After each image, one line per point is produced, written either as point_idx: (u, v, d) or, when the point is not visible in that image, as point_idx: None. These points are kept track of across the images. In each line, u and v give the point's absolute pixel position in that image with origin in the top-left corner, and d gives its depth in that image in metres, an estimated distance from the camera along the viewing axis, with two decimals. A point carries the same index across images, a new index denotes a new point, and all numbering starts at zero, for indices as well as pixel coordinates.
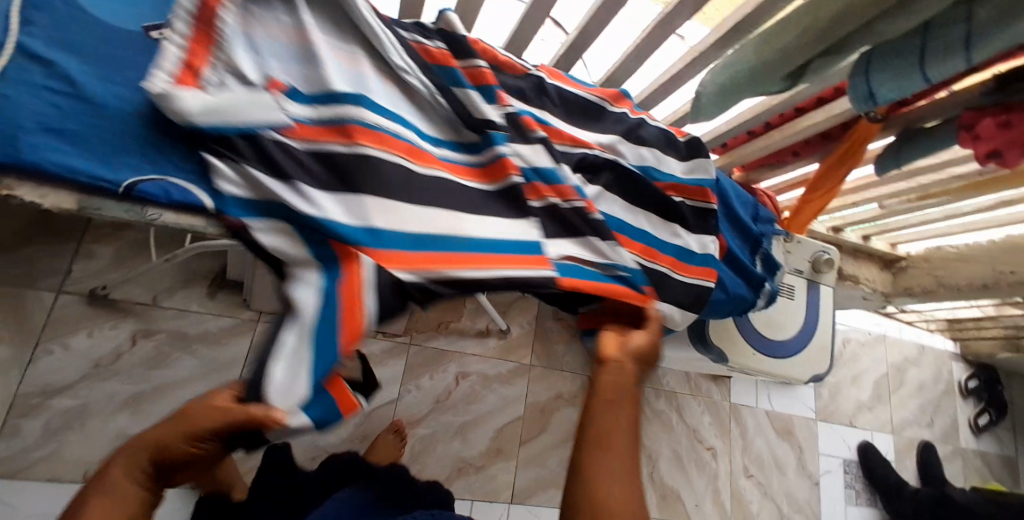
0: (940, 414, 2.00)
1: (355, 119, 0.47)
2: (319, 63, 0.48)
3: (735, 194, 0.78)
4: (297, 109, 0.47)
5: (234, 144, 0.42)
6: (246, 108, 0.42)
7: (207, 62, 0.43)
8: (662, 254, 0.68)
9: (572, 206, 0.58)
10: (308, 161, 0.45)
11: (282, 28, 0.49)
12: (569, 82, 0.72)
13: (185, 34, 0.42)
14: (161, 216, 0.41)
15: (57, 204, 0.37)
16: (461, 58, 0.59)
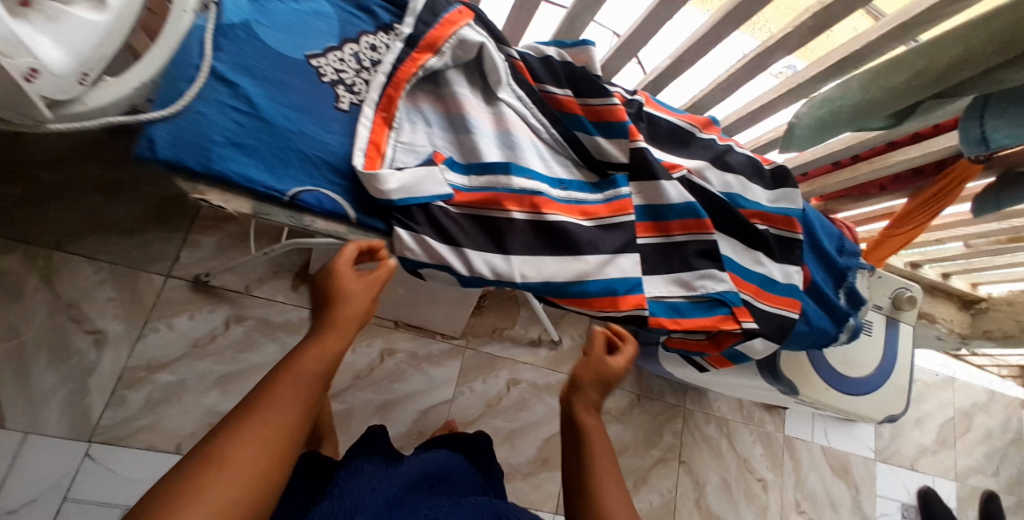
0: (1011, 466, 1.86)
1: (503, 188, 0.55)
2: (472, 136, 0.55)
3: (821, 225, 0.77)
4: (455, 176, 0.54)
5: (415, 218, 0.50)
6: (425, 183, 0.50)
7: (386, 140, 0.50)
8: (746, 281, 0.69)
9: (670, 240, 0.66)
10: (465, 223, 0.53)
11: (440, 102, 0.57)
12: (661, 108, 0.72)
13: (370, 116, 0.49)
14: (314, 223, 0.47)
15: (237, 208, 0.44)
16: (593, 96, 0.62)
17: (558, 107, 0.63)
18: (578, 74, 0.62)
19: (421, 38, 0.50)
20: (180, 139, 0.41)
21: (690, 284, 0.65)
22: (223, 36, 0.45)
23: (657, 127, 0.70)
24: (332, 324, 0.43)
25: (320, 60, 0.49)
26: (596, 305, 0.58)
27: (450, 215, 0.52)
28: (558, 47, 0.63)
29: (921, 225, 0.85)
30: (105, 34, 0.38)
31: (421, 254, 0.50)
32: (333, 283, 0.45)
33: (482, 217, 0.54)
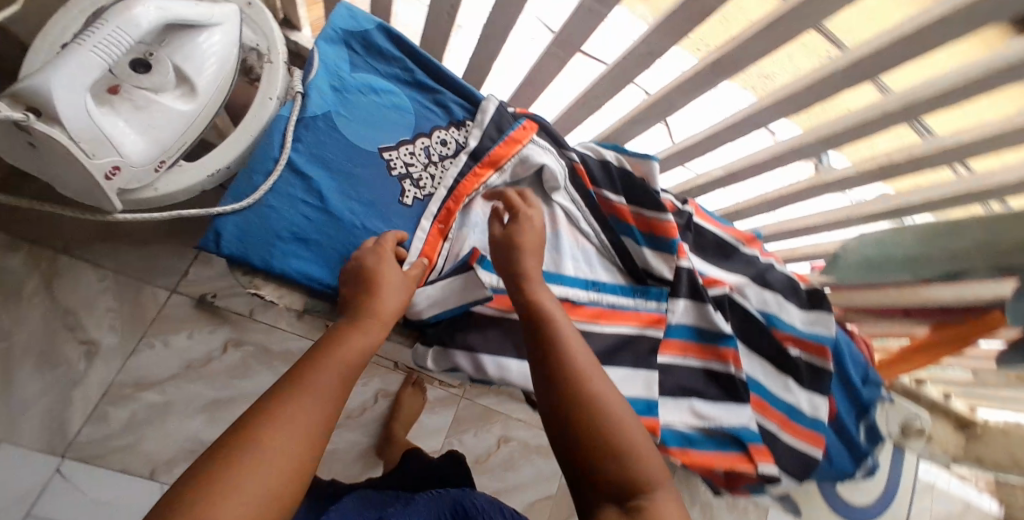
0: None
1: None
2: None
3: (849, 355, 0.76)
4: (487, 276, 0.51)
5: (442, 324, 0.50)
6: (460, 294, 0.48)
7: (439, 251, 0.50)
8: (773, 409, 0.68)
9: (685, 361, 0.63)
10: (489, 329, 0.52)
11: None
12: (710, 218, 0.70)
13: (428, 229, 0.49)
14: None
15: (289, 304, 0.44)
16: (650, 208, 0.61)
17: (609, 216, 0.62)
18: (636, 184, 0.61)
19: (487, 154, 0.52)
20: (246, 233, 0.41)
21: (705, 414, 0.62)
22: (305, 129, 0.45)
23: (704, 237, 0.69)
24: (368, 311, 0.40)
25: (392, 152, 0.49)
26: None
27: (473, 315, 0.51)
28: (617, 152, 0.63)
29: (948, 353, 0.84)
30: (189, 123, 0.39)
31: (430, 359, 0.51)
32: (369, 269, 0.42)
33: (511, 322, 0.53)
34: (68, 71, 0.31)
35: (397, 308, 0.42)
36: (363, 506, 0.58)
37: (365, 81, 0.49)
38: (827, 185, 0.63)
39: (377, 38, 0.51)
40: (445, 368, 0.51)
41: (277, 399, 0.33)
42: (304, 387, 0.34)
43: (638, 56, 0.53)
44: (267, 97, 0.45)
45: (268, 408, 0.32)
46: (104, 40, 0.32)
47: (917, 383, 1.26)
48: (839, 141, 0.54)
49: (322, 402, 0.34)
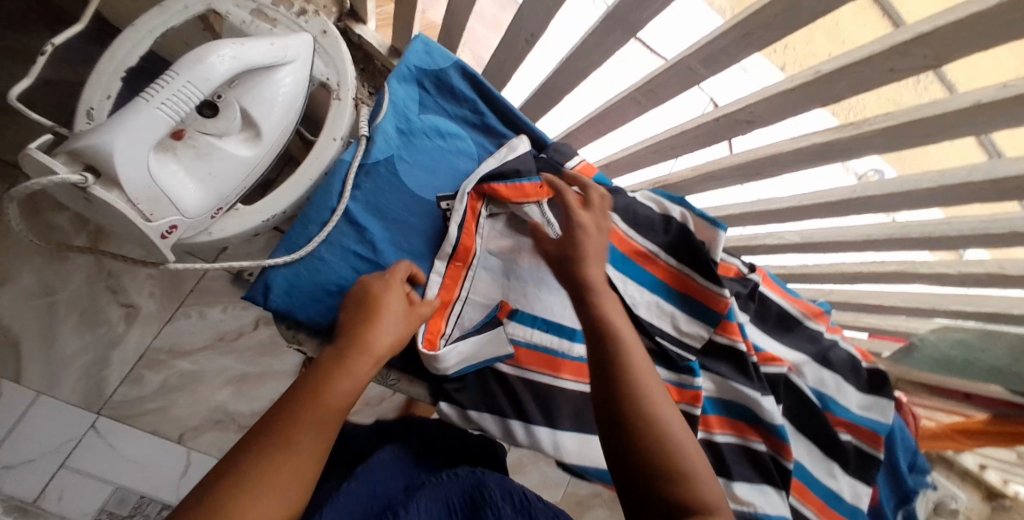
0: None
1: (563, 353, 0.52)
2: (545, 291, 0.52)
3: (901, 439, 0.72)
4: (517, 329, 0.51)
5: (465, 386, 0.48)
6: (487, 347, 0.47)
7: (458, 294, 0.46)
8: (811, 494, 0.64)
9: (710, 437, 0.60)
10: (519, 389, 0.50)
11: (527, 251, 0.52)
12: (777, 287, 0.66)
13: (442, 268, 0.44)
14: (394, 383, 0.47)
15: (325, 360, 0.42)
16: (709, 276, 0.57)
17: (657, 276, 0.59)
18: (692, 245, 0.57)
19: (514, 181, 0.47)
20: (294, 287, 0.38)
21: (740, 498, 0.57)
22: (365, 176, 0.42)
23: (766, 308, 0.64)
24: (358, 340, 0.35)
25: (450, 201, 0.45)
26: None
27: (502, 375, 0.50)
28: (684, 208, 0.59)
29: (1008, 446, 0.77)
30: (249, 169, 0.36)
31: (455, 418, 0.48)
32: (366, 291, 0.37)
33: (532, 379, 0.52)
34: (135, 133, 0.28)
35: (399, 340, 0.37)
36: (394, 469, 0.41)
37: (432, 123, 0.46)
38: (915, 274, 0.57)
39: (452, 78, 0.47)
40: (468, 426, 0.49)
41: (258, 452, 0.28)
42: (296, 436, 0.29)
43: (733, 122, 0.48)
44: (331, 138, 0.41)
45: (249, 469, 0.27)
46: (173, 97, 0.29)
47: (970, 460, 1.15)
48: (949, 240, 0.48)
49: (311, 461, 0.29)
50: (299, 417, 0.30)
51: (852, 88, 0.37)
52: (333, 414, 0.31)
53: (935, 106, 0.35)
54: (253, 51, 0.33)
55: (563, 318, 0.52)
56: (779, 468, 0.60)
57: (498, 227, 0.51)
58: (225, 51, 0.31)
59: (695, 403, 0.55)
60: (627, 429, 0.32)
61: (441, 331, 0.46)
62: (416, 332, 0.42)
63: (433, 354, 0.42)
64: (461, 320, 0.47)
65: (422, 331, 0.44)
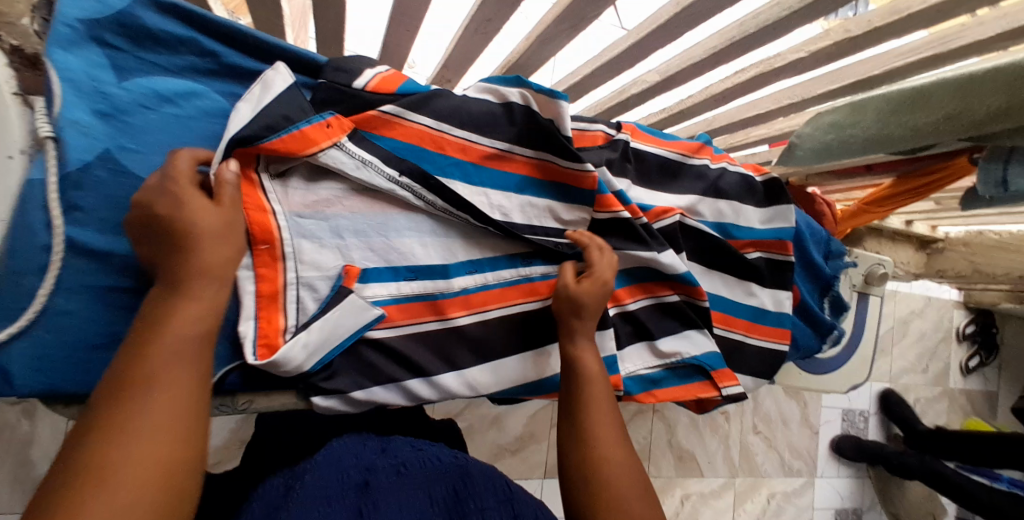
0: (942, 361, 1.58)
1: (442, 293, 0.49)
2: (388, 237, 0.47)
3: (811, 235, 0.73)
4: (378, 289, 0.46)
5: (337, 370, 0.43)
6: (344, 322, 0.42)
7: (281, 281, 0.41)
8: (736, 318, 0.66)
9: (625, 310, 0.58)
10: (406, 344, 0.47)
11: (350, 202, 0.45)
12: (650, 137, 0.61)
13: (252, 262, 0.40)
14: (252, 404, 0.42)
15: None
16: (568, 156, 0.51)
17: (520, 173, 0.52)
18: (540, 126, 0.51)
19: (289, 133, 0.39)
20: (47, 357, 0.32)
21: (665, 352, 0.59)
22: (77, 190, 0.33)
23: (645, 163, 0.60)
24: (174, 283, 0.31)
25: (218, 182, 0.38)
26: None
27: (382, 343, 0.46)
28: (521, 87, 0.50)
29: (909, 201, 0.77)
30: None
31: (341, 405, 0.44)
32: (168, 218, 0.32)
33: (415, 331, 0.47)
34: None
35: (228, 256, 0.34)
36: (358, 445, 0.41)
37: (143, 90, 0.36)
38: (775, 71, 0.54)
39: (140, 20, 0.35)
40: (365, 406, 0.46)
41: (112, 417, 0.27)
42: (139, 393, 0.28)
43: None
44: (5, 156, 0.30)
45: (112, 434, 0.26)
46: None
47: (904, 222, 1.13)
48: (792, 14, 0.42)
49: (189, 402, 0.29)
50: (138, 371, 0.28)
51: None
52: (187, 350, 0.30)
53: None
54: None
55: (421, 257, 0.48)
56: (696, 310, 0.61)
57: (298, 185, 0.43)
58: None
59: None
60: (581, 447, 0.43)
61: (282, 325, 0.41)
62: (239, 350, 0.38)
63: (270, 361, 0.38)
64: (303, 306, 0.42)
65: (252, 339, 0.39)
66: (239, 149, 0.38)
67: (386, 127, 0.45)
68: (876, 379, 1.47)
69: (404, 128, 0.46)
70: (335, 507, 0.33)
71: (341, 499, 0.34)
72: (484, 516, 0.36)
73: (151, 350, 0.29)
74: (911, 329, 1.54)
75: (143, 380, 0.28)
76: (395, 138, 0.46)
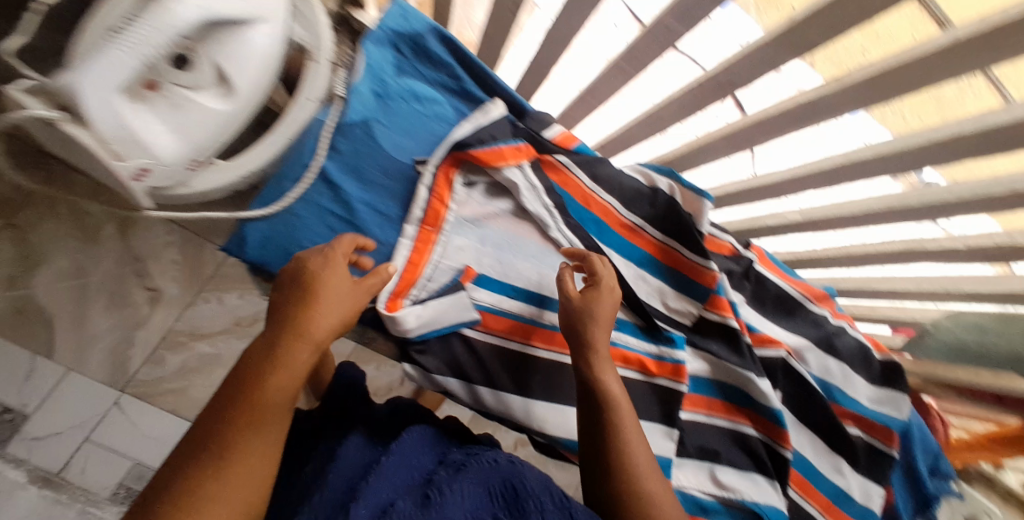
0: None
1: (534, 320, 0.52)
2: (519, 259, 0.52)
3: (921, 441, 0.67)
4: (484, 295, 0.50)
5: (430, 349, 0.48)
6: (450, 313, 0.47)
7: (428, 260, 0.47)
8: (816, 490, 0.61)
9: (693, 417, 0.57)
10: (493, 356, 0.50)
11: (504, 218, 0.52)
12: (777, 269, 0.63)
13: (412, 236, 0.46)
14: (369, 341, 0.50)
15: None
16: (695, 250, 0.55)
17: (645, 250, 0.56)
18: (678, 218, 0.55)
19: (488, 148, 0.47)
20: (271, 242, 0.42)
21: (723, 482, 0.56)
22: (341, 136, 0.44)
23: (765, 289, 0.62)
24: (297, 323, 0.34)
25: (425, 166, 0.47)
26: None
27: (472, 345, 0.50)
28: (672, 180, 0.54)
29: None
30: (226, 125, 0.37)
31: (419, 378, 0.49)
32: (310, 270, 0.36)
33: (501, 344, 0.51)
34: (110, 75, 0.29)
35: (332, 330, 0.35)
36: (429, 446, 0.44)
37: (406, 87, 0.46)
38: (924, 252, 0.52)
39: (428, 42, 0.46)
40: (435, 386, 0.49)
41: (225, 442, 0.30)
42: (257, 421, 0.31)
43: (715, 86, 0.46)
44: (306, 98, 0.40)
45: (188, 495, 0.28)
46: (138, 37, 0.29)
47: None
48: (954, 208, 0.44)
49: (252, 480, 0.30)
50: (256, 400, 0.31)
51: (829, 35, 0.35)
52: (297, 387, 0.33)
53: (924, 47, 0.32)
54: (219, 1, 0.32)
55: (534, 284, 0.52)
56: (773, 455, 0.57)
57: (479, 195, 0.51)
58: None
59: (678, 378, 0.53)
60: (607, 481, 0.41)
61: (410, 289, 0.46)
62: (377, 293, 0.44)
63: (392, 314, 0.44)
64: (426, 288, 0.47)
65: (388, 292, 0.45)
66: (453, 154, 0.47)
67: (554, 172, 0.53)
68: None
69: (566, 177, 0.53)
70: (403, 497, 0.37)
71: (408, 492, 0.38)
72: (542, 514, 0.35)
73: (253, 402, 0.31)
74: None
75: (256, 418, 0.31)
76: (556, 182, 0.53)
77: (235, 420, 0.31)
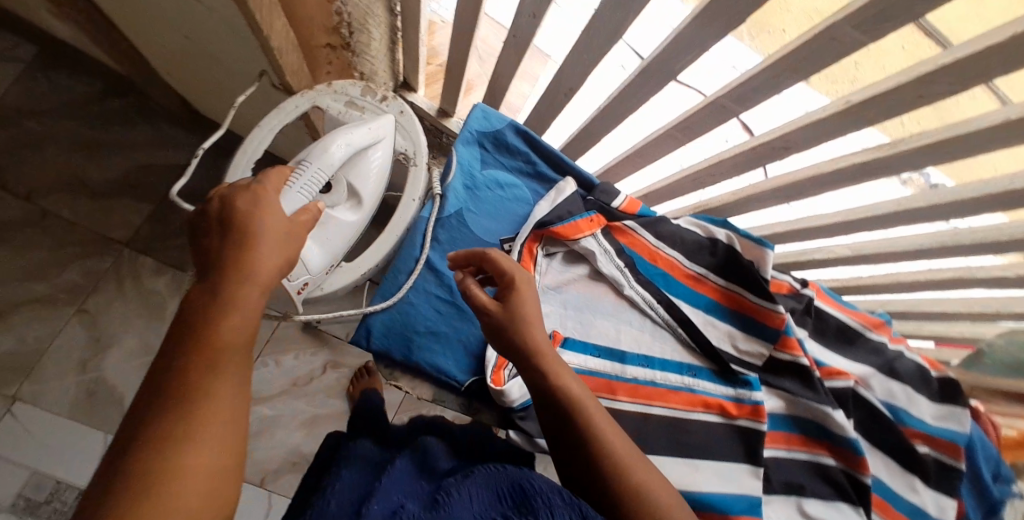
0: None
1: (617, 376, 0.55)
2: (598, 320, 0.57)
3: (983, 450, 0.69)
4: (572, 358, 0.54)
5: (530, 414, 0.49)
6: None
7: None
8: (895, 510, 0.63)
9: (772, 451, 0.61)
10: None
11: (580, 282, 0.58)
12: (832, 302, 0.69)
13: None
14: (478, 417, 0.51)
15: (421, 395, 0.48)
16: (761, 295, 0.58)
17: (709, 297, 0.60)
18: (740, 265, 0.59)
19: (566, 224, 0.52)
20: (391, 329, 0.47)
21: (809, 512, 0.58)
22: (441, 228, 0.50)
23: (823, 321, 0.68)
24: (231, 274, 0.27)
25: (511, 243, 0.52)
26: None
27: None
28: (729, 231, 0.60)
29: None
30: (354, 233, 0.43)
31: (523, 444, 0.49)
32: (229, 220, 0.29)
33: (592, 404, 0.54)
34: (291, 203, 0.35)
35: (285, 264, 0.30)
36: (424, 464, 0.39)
37: (491, 179, 0.53)
38: (975, 280, 0.56)
39: (508, 137, 0.53)
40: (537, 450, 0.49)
41: (181, 407, 0.23)
42: (215, 377, 0.24)
43: (770, 149, 0.50)
44: (410, 200, 0.46)
45: (164, 460, 0.21)
46: (308, 182, 0.37)
47: None
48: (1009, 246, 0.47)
49: (236, 421, 0.24)
50: (204, 358, 0.25)
51: (887, 114, 0.39)
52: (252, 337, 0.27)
53: (980, 120, 0.36)
54: (357, 135, 0.41)
55: (615, 341, 0.56)
56: (853, 482, 0.58)
57: (558, 263, 0.58)
58: (338, 140, 0.40)
59: (759, 417, 0.55)
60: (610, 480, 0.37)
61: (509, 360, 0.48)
62: (484, 368, 0.46)
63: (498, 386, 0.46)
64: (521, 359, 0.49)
65: (491, 365, 0.47)
66: (534, 231, 0.51)
67: (624, 237, 0.58)
68: None
69: (633, 238, 0.58)
70: (412, 501, 0.32)
71: (416, 498, 0.33)
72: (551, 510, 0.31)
73: (208, 353, 0.25)
74: None
75: (228, 378, 0.25)
76: (625, 244, 0.58)
77: (195, 359, 0.24)
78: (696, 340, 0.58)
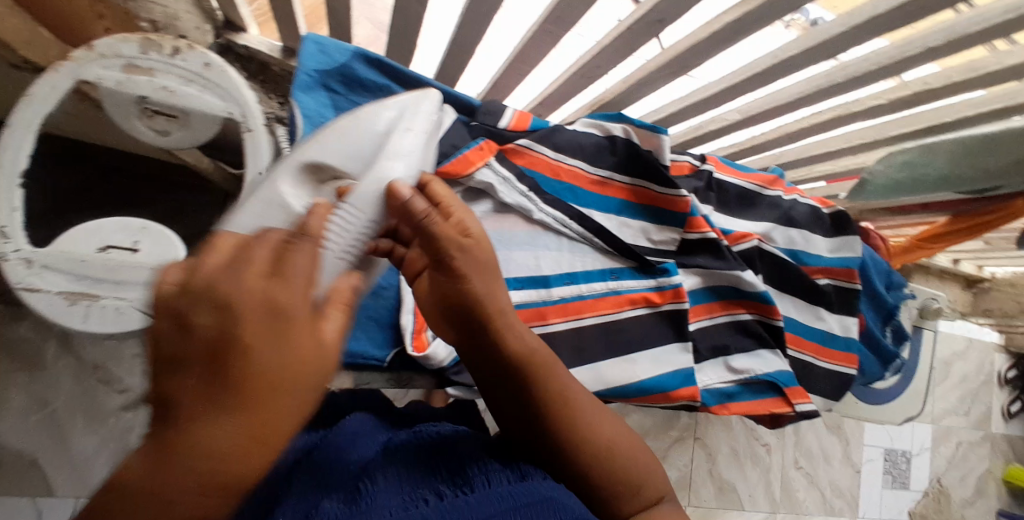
0: (978, 403, 1.49)
1: (544, 300, 0.53)
2: (514, 252, 0.53)
3: (874, 265, 0.78)
4: None
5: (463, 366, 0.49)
6: None
7: None
8: (807, 341, 0.70)
9: (698, 324, 0.63)
10: None
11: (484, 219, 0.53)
12: (731, 170, 0.68)
13: None
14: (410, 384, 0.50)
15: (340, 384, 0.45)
16: (663, 183, 0.58)
17: (618, 198, 0.59)
18: (642, 160, 0.57)
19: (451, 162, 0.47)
20: None
21: (738, 367, 0.63)
22: None
23: (726, 193, 0.67)
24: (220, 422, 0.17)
25: None
26: (653, 400, 0.57)
27: None
28: (624, 123, 0.58)
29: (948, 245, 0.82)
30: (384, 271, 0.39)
31: (464, 394, 0.50)
32: (248, 314, 0.19)
33: None
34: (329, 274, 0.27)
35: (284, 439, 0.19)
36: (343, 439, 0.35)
37: None
38: (850, 115, 0.59)
39: (357, 70, 0.45)
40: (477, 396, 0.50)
41: None
42: None
43: (647, 25, 0.47)
44: (258, 175, 0.38)
45: None
46: (354, 225, 0.31)
47: (955, 264, 1.17)
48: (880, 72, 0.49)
49: None
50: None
51: None
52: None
53: None
54: (404, 146, 0.34)
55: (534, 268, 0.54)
56: (769, 328, 0.65)
57: None
58: (393, 161, 0.33)
59: (680, 298, 0.58)
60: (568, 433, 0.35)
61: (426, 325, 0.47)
62: (403, 338, 0.44)
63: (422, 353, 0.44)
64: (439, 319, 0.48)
65: (410, 331, 0.46)
66: None
67: (519, 157, 0.54)
68: (919, 420, 1.39)
69: (531, 156, 0.53)
70: (331, 495, 0.29)
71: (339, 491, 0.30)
72: (487, 478, 0.32)
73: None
74: (954, 371, 1.45)
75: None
76: (524, 165, 0.53)
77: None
78: (614, 245, 0.57)
